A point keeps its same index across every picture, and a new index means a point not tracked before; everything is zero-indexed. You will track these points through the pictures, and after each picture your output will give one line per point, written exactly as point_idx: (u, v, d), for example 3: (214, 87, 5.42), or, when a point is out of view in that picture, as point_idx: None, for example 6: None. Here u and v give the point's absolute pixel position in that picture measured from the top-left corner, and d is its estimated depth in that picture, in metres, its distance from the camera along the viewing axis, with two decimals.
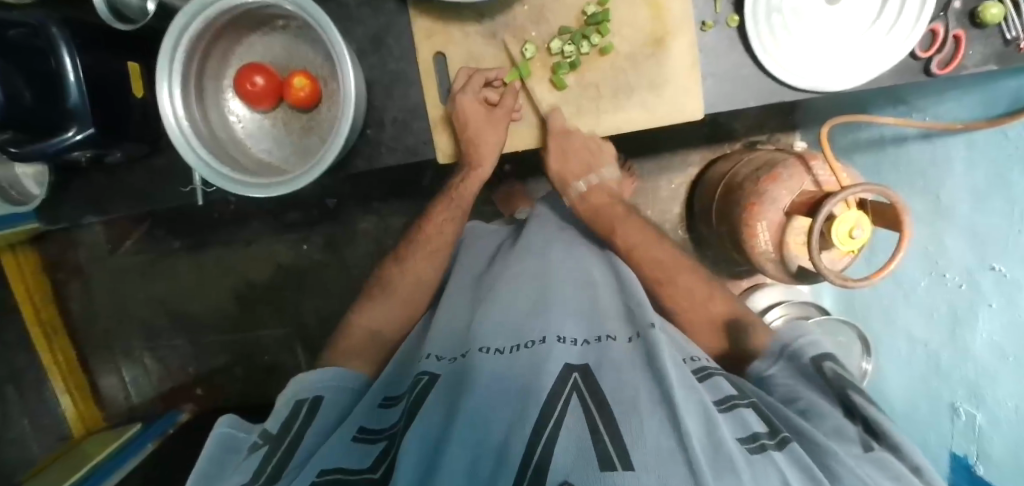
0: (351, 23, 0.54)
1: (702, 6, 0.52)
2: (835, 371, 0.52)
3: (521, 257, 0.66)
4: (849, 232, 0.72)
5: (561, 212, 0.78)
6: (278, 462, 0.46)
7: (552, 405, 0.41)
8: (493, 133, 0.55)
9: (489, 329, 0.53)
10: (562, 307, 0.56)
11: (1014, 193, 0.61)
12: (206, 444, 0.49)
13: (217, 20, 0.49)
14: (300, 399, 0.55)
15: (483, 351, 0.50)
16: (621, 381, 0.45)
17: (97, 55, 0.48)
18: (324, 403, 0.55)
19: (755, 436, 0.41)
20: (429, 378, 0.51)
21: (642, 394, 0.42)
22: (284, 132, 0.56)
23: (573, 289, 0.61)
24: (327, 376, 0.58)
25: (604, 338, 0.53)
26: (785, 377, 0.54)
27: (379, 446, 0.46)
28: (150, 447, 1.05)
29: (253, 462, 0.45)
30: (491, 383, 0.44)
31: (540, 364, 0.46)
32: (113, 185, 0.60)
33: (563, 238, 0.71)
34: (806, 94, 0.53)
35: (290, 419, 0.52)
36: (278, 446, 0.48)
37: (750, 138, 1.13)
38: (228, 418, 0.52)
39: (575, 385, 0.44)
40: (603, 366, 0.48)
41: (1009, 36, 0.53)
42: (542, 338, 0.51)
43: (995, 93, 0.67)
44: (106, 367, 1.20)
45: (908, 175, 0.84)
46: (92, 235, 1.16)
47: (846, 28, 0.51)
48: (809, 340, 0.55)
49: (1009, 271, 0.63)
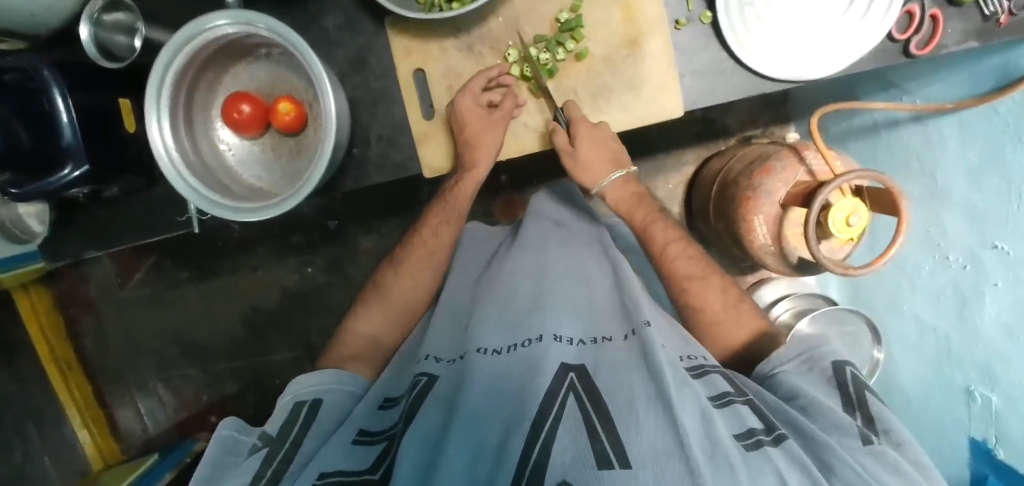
0: (332, 45, 0.54)
1: (675, 4, 0.52)
2: (854, 376, 0.51)
3: (515, 259, 0.66)
4: (846, 219, 0.71)
5: (556, 209, 0.79)
6: (279, 467, 0.46)
7: (549, 406, 0.40)
8: (490, 134, 0.54)
9: (485, 331, 0.53)
10: (558, 305, 0.57)
11: (1010, 170, 0.61)
12: (210, 446, 0.48)
13: (200, 53, 0.50)
14: (298, 402, 0.54)
15: (480, 353, 0.50)
16: (618, 378, 0.44)
17: (88, 94, 0.50)
18: (324, 406, 0.55)
19: (751, 431, 0.41)
20: (428, 379, 0.51)
21: (639, 390, 0.41)
22: (273, 156, 0.57)
23: (569, 285, 0.62)
24: (326, 379, 0.58)
25: (600, 339, 0.53)
26: (796, 375, 0.52)
27: (379, 446, 0.46)
28: (167, 476, 1.05)
29: (253, 465, 0.46)
30: (489, 386, 0.45)
31: (537, 363, 0.46)
32: (113, 218, 0.61)
33: (558, 237, 0.72)
34: (787, 85, 0.53)
35: (289, 423, 0.52)
36: (278, 449, 0.48)
37: (744, 134, 1.13)
38: (230, 421, 0.51)
39: (572, 385, 0.43)
40: (601, 365, 0.47)
41: (987, 11, 0.54)
42: (539, 337, 0.51)
43: (982, 70, 0.67)
44: (121, 400, 1.21)
45: (903, 161, 0.83)
46: (101, 269, 1.17)
47: (822, 15, 0.50)
48: (825, 346, 0.55)
49: (1012, 249, 0.62)
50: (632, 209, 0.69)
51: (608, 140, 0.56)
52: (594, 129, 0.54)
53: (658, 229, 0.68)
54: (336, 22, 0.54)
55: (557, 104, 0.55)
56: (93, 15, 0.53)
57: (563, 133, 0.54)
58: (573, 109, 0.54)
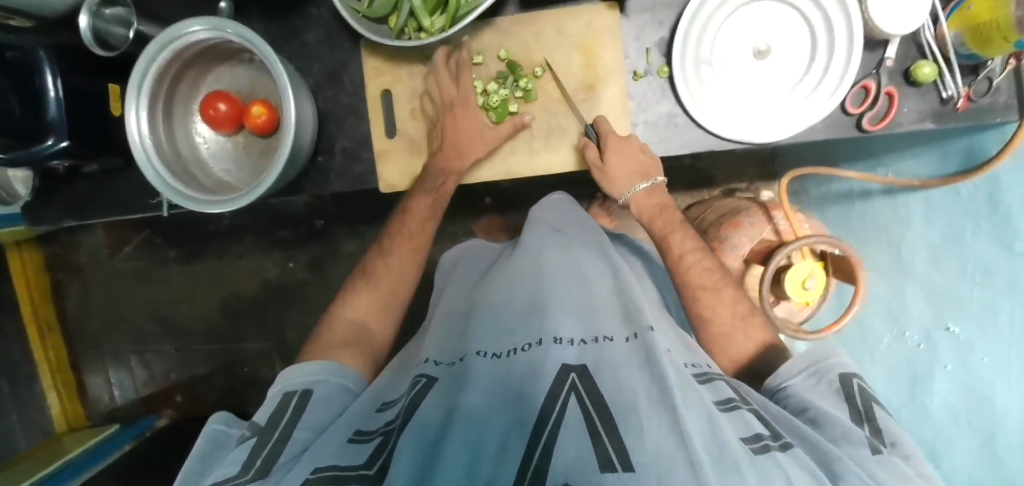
0: (311, 58, 0.58)
1: (635, 57, 0.55)
2: (862, 388, 0.47)
3: (514, 267, 0.60)
4: (803, 282, 0.73)
5: (559, 218, 0.69)
6: (268, 458, 0.43)
7: (549, 409, 0.40)
8: (479, 144, 0.56)
9: (484, 334, 0.51)
10: (560, 308, 0.52)
11: (965, 252, 0.64)
12: (199, 438, 0.49)
13: (182, 53, 0.53)
14: (289, 391, 0.52)
15: (480, 356, 0.48)
16: (619, 380, 0.42)
17: (78, 76, 0.54)
18: (315, 396, 0.51)
19: (759, 436, 0.38)
20: (428, 380, 0.48)
21: (643, 395, 0.40)
22: (244, 154, 0.60)
23: (570, 285, 0.56)
24: (324, 370, 0.55)
25: (602, 338, 0.49)
26: (804, 388, 0.48)
27: (374, 443, 0.43)
28: (126, 447, 1.07)
29: (242, 455, 0.44)
30: (487, 387, 0.43)
31: (537, 368, 0.45)
32: (91, 193, 0.64)
33: (557, 243, 0.63)
34: (737, 144, 0.55)
35: (278, 412, 0.49)
36: (267, 437, 0.45)
37: (728, 185, 1.10)
38: (220, 415, 0.52)
39: (573, 385, 0.42)
40: (603, 365, 0.45)
41: (945, 94, 0.55)
42: (538, 340, 0.48)
43: (950, 149, 0.67)
44: (94, 367, 1.24)
45: (870, 232, 0.83)
46: (93, 239, 1.21)
47: (771, 85, 0.54)
48: (834, 357, 0.50)
49: (962, 332, 0.66)
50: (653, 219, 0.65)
51: (638, 153, 0.55)
52: (624, 142, 0.54)
53: (678, 239, 0.63)
54: (317, 37, 0.57)
55: (586, 122, 0.56)
56: (92, 8, 0.57)
57: (595, 150, 0.55)
58: (604, 124, 0.54)
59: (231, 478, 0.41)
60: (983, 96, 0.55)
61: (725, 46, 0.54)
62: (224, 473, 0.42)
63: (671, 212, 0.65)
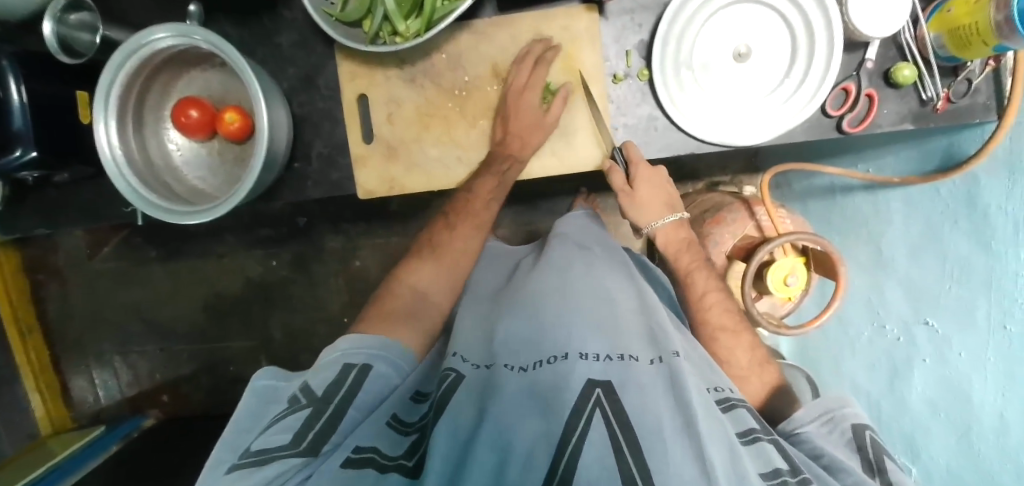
0: (284, 62, 0.56)
1: (614, 59, 0.54)
2: (874, 440, 0.47)
3: (540, 280, 0.60)
4: (785, 278, 0.74)
5: (581, 234, 0.70)
6: (319, 434, 0.43)
7: (573, 426, 0.39)
8: (538, 135, 0.56)
9: (510, 347, 0.51)
10: (583, 324, 0.50)
11: (945, 249, 0.64)
12: (244, 394, 0.51)
13: (151, 59, 0.52)
14: (348, 362, 0.51)
15: (506, 368, 0.47)
16: (645, 401, 0.41)
17: (42, 84, 0.52)
18: (374, 373, 0.51)
19: (778, 472, 0.39)
20: (455, 376, 0.49)
21: (667, 422, 0.39)
22: (219, 161, 0.59)
23: (593, 304, 0.55)
24: (380, 344, 0.55)
25: (628, 358, 0.46)
26: (817, 436, 0.48)
27: (412, 437, 0.46)
28: (113, 448, 1.07)
29: (295, 424, 0.43)
30: (515, 396, 0.43)
31: (562, 382, 0.43)
32: (62, 201, 0.63)
33: (582, 261, 0.63)
34: (717, 147, 0.54)
35: (338, 381, 0.48)
36: (323, 410, 0.45)
37: (712, 179, 1.10)
38: (266, 371, 0.54)
39: (598, 401, 0.40)
40: (629, 384, 0.42)
41: (925, 96, 0.55)
42: (564, 354, 0.47)
43: (931, 147, 0.67)
44: (77, 368, 1.23)
45: (853, 226, 0.83)
46: (71, 240, 1.18)
47: (750, 90, 0.54)
48: (846, 408, 0.51)
49: (942, 327, 0.67)
50: (679, 253, 0.64)
51: (664, 183, 0.61)
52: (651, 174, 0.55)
53: (700, 277, 0.63)
54: (290, 40, 0.56)
55: (617, 143, 0.56)
56: (57, 14, 0.54)
57: (621, 175, 0.56)
58: (634, 151, 0.54)
59: (284, 448, 0.41)
60: (963, 97, 0.55)
61: (706, 49, 0.53)
62: (277, 439, 0.42)
63: (695, 250, 0.65)
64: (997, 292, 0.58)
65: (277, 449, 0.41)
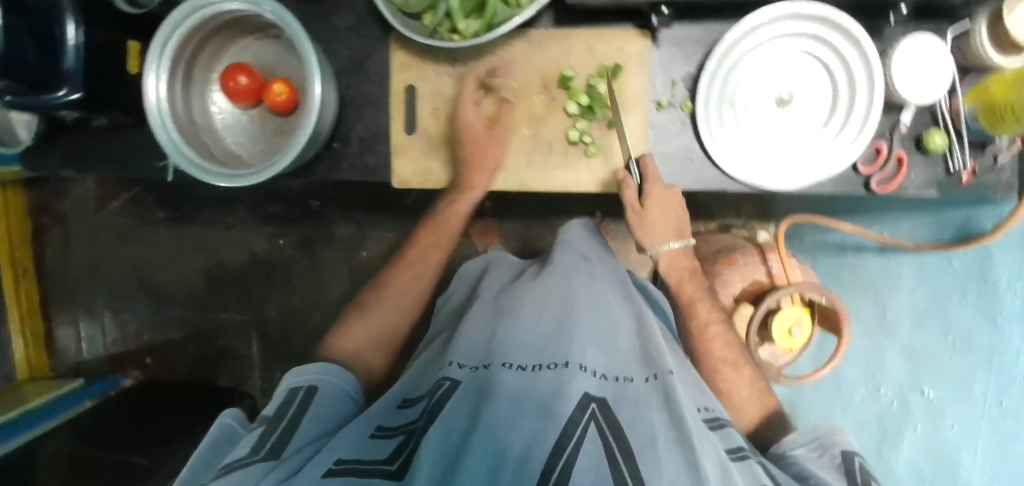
0: (337, 43, 0.58)
1: (659, 87, 0.56)
2: (862, 466, 0.46)
3: (545, 284, 0.60)
4: (790, 329, 0.75)
5: (585, 243, 0.70)
6: (279, 440, 0.45)
7: (570, 433, 0.37)
8: (494, 146, 0.57)
9: (513, 348, 0.49)
10: (586, 333, 0.49)
11: (951, 325, 0.68)
12: (209, 432, 0.49)
13: (212, 19, 0.53)
14: (294, 387, 0.54)
15: (505, 367, 0.46)
16: (639, 414, 0.41)
17: (98, 29, 0.53)
18: (320, 391, 0.53)
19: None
20: (451, 384, 0.48)
21: (661, 431, 0.39)
22: (258, 129, 0.59)
23: (595, 315, 0.54)
24: (326, 369, 0.57)
25: (623, 378, 0.47)
26: (806, 459, 0.48)
27: (399, 439, 0.45)
28: (84, 405, 1.03)
29: (251, 440, 0.45)
30: (512, 397, 0.41)
31: (560, 387, 0.42)
32: (95, 146, 0.63)
33: (586, 271, 0.63)
34: (747, 187, 0.55)
35: (285, 405, 0.51)
36: (274, 426, 0.47)
37: (724, 221, 1.11)
38: (230, 412, 0.52)
39: (593, 415, 0.39)
40: (623, 400, 0.43)
41: (952, 168, 0.56)
42: (565, 362, 0.45)
43: (946, 218, 0.69)
44: (65, 318, 1.21)
45: (858, 284, 0.80)
46: (82, 189, 1.18)
47: (790, 134, 0.55)
48: (837, 435, 0.51)
49: (938, 397, 0.70)
50: (683, 280, 0.64)
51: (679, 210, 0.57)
52: (665, 192, 0.54)
53: (704, 307, 0.63)
54: (346, 23, 0.57)
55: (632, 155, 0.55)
56: None
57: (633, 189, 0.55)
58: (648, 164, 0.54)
59: (242, 458, 0.42)
60: (988, 171, 0.56)
61: (750, 90, 0.54)
62: (236, 454, 0.43)
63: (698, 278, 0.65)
64: (995, 369, 0.63)
65: (236, 460, 0.41)
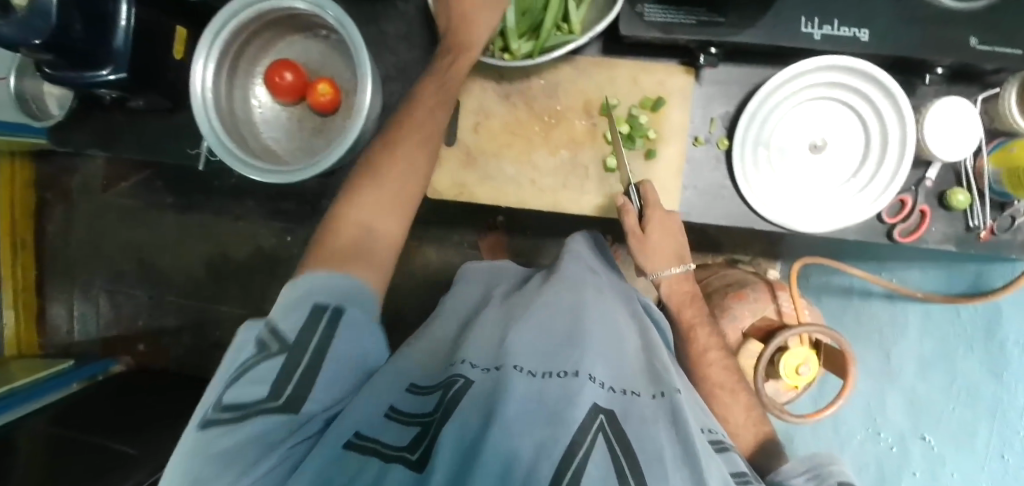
0: (386, 50, 0.58)
1: (698, 123, 0.58)
2: None
3: (552, 293, 0.55)
4: (798, 366, 0.76)
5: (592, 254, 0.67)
6: (300, 387, 0.35)
7: (575, 448, 0.33)
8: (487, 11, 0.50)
9: (522, 350, 0.45)
10: (597, 345, 0.45)
11: (955, 373, 0.69)
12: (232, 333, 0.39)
13: (266, 14, 0.53)
14: (317, 304, 0.39)
15: (516, 370, 0.41)
16: (648, 430, 0.37)
17: (150, 14, 0.53)
18: (349, 321, 0.39)
19: None
20: (463, 384, 0.41)
21: (668, 449, 0.35)
22: (296, 126, 0.59)
23: (605, 325, 0.49)
24: (351, 285, 0.41)
25: (629, 391, 0.42)
26: None
27: (414, 428, 0.37)
28: (73, 387, 1.00)
29: (270, 373, 0.35)
30: (521, 406, 0.36)
31: (571, 397, 0.37)
32: (125, 128, 0.63)
33: (595, 283, 0.59)
34: (775, 227, 0.56)
35: (310, 325, 0.37)
36: (299, 360, 0.36)
37: (733, 255, 1.12)
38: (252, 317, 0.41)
39: (602, 426, 0.35)
40: (630, 415, 0.38)
41: (972, 223, 0.58)
42: (575, 372, 0.41)
43: (956, 273, 0.71)
44: (59, 296, 1.19)
45: (866, 330, 0.81)
46: (92, 167, 1.16)
47: (818, 179, 0.57)
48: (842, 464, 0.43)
49: (938, 445, 0.72)
50: (683, 304, 0.63)
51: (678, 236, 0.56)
52: (664, 216, 0.54)
53: (703, 332, 0.61)
54: (397, 31, 0.58)
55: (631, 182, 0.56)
56: None
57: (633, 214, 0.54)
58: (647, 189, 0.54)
59: (258, 402, 0.33)
60: (1005, 231, 0.58)
61: (786, 133, 0.56)
62: (255, 391, 0.34)
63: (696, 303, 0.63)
64: (999, 423, 0.65)
65: (258, 402, 0.33)
